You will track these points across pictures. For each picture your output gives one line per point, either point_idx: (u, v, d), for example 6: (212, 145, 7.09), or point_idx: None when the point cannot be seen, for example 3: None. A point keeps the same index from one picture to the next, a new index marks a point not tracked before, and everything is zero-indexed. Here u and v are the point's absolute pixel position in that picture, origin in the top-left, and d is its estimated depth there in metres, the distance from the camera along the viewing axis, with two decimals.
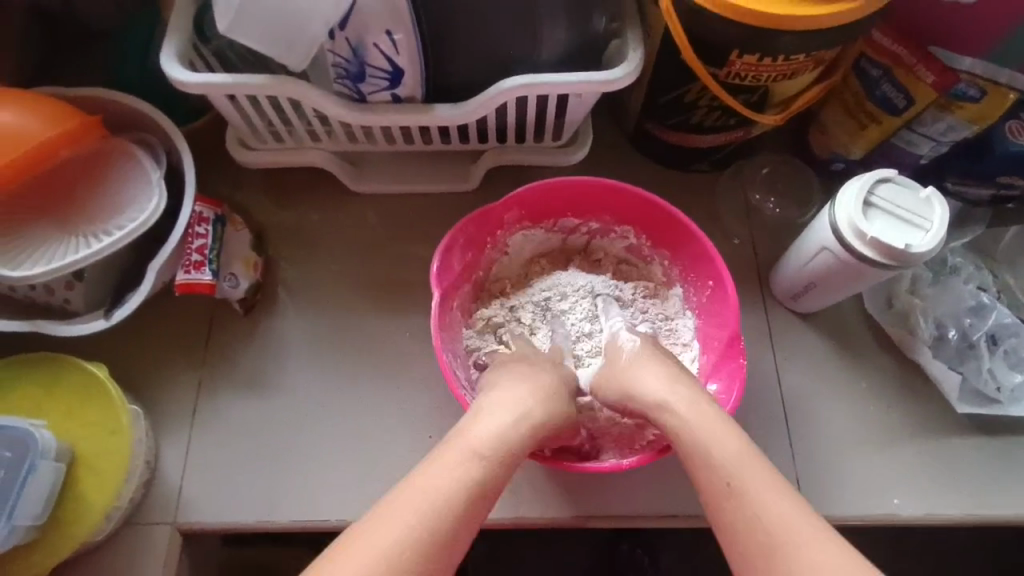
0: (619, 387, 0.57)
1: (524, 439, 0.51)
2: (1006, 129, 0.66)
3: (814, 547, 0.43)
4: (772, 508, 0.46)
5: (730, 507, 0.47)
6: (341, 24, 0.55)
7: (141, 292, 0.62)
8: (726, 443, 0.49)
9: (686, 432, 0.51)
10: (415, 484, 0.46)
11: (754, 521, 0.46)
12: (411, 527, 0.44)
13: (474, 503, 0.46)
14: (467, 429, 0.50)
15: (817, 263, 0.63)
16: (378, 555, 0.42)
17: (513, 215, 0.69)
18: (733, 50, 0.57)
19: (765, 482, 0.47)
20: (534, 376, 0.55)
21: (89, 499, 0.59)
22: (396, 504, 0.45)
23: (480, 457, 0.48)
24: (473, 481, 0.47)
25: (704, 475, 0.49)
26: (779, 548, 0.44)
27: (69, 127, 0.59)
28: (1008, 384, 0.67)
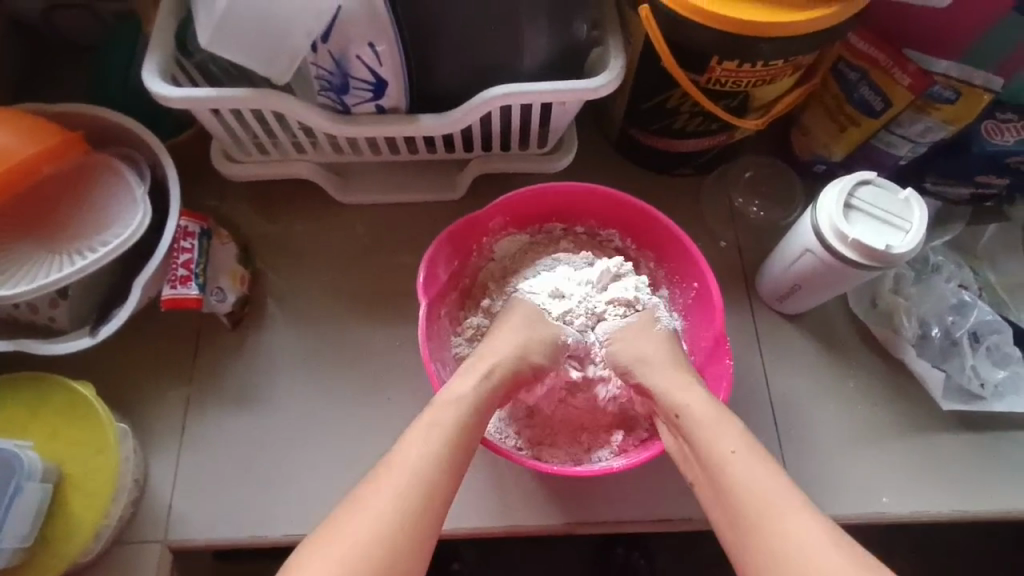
0: (632, 353, 0.60)
1: (487, 399, 0.55)
2: (984, 130, 0.68)
3: (798, 514, 0.46)
4: (760, 477, 0.49)
5: (723, 473, 0.50)
6: (324, 36, 0.55)
7: (127, 308, 0.61)
8: (727, 439, 0.51)
9: (690, 412, 0.54)
10: (398, 456, 0.50)
11: (743, 488, 0.48)
12: (397, 493, 0.47)
13: (448, 464, 0.50)
14: (443, 398, 0.54)
15: (801, 264, 0.64)
16: (373, 521, 0.46)
17: (498, 222, 0.69)
18: (713, 57, 0.57)
19: (761, 457, 0.50)
20: (497, 343, 0.59)
21: (76, 519, 0.59)
22: (389, 475, 0.49)
23: (446, 421, 0.52)
24: (444, 446, 0.51)
25: (701, 445, 0.52)
26: (763, 513, 0.47)
27: (51, 144, 0.59)
28: (991, 380, 0.68)
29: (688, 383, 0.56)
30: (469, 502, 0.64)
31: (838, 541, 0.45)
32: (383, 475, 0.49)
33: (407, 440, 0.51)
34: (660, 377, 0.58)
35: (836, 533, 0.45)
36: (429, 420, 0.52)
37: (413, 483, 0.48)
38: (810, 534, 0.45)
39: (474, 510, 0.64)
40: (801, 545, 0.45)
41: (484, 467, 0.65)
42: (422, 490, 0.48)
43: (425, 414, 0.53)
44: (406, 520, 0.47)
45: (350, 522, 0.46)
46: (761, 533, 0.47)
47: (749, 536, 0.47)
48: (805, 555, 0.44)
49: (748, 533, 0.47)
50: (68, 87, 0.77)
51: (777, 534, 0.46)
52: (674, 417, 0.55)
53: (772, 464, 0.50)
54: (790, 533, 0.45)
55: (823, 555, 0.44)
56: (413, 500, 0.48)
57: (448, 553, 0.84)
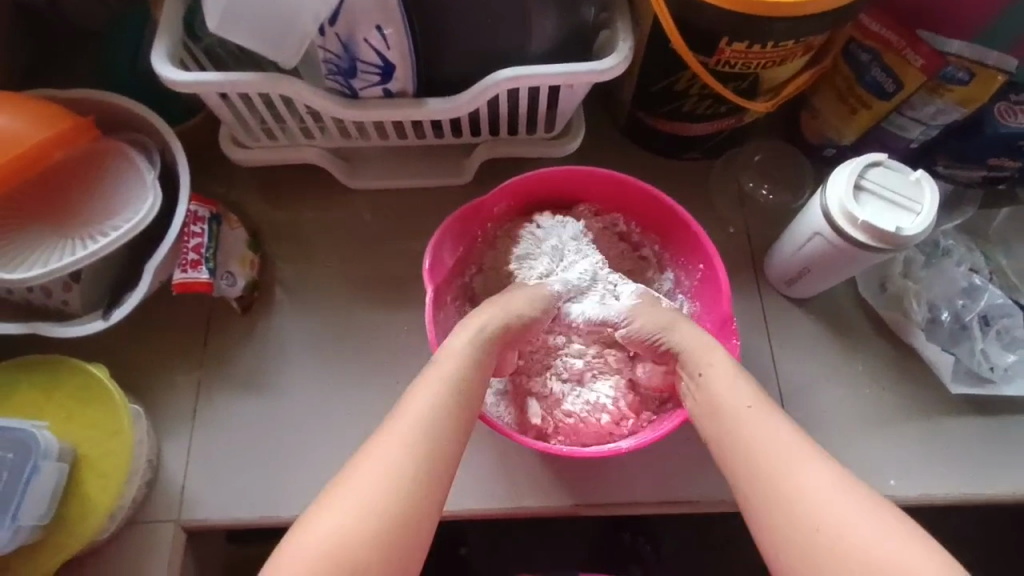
0: (655, 318, 0.59)
1: (483, 361, 0.55)
2: (996, 112, 0.67)
3: (810, 465, 0.48)
4: (774, 430, 0.50)
5: (738, 426, 0.51)
6: (332, 19, 0.55)
7: (139, 292, 0.62)
8: (742, 394, 0.53)
9: (709, 371, 0.55)
10: (407, 410, 0.51)
11: (759, 441, 0.50)
12: (405, 457, 0.48)
13: (453, 421, 0.51)
14: (443, 356, 0.55)
15: (812, 247, 0.63)
16: (382, 476, 0.48)
17: (502, 207, 0.69)
18: (723, 38, 0.57)
19: (775, 422, 0.51)
20: (504, 304, 0.58)
21: (92, 498, 0.60)
22: (394, 433, 0.50)
23: (453, 376, 0.53)
24: (452, 401, 0.52)
25: (716, 400, 0.53)
26: (779, 463, 0.49)
27: (61, 129, 0.59)
28: (1001, 363, 0.68)
29: (711, 345, 0.57)
30: (477, 484, 0.65)
31: (848, 491, 0.47)
32: (391, 429, 0.50)
33: (415, 394, 0.52)
34: (688, 339, 0.57)
35: (847, 483, 0.47)
36: (432, 374, 0.53)
37: (421, 437, 0.50)
38: (823, 484, 0.47)
39: (481, 492, 0.65)
40: (807, 504, 0.47)
41: (491, 450, 0.66)
42: (430, 448, 0.49)
43: (429, 370, 0.54)
44: (412, 477, 0.48)
45: (360, 475, 0.48)
46: (775, 482, 0.48)
47: (761, 485, 0.49)
48: (817, 504, 0.46)
49: (760, 482, 0.49)
50: (77, 74, 0.77)
51: (791, 482, 0.48)
52: (695, 375, 0.56)
53: (786, 420, 0.51)
54: (802, 483, 0.47)
55: (834, 504, 0.46)
56: (419, 460, 0.49)
57: (455, 537, 0.85)
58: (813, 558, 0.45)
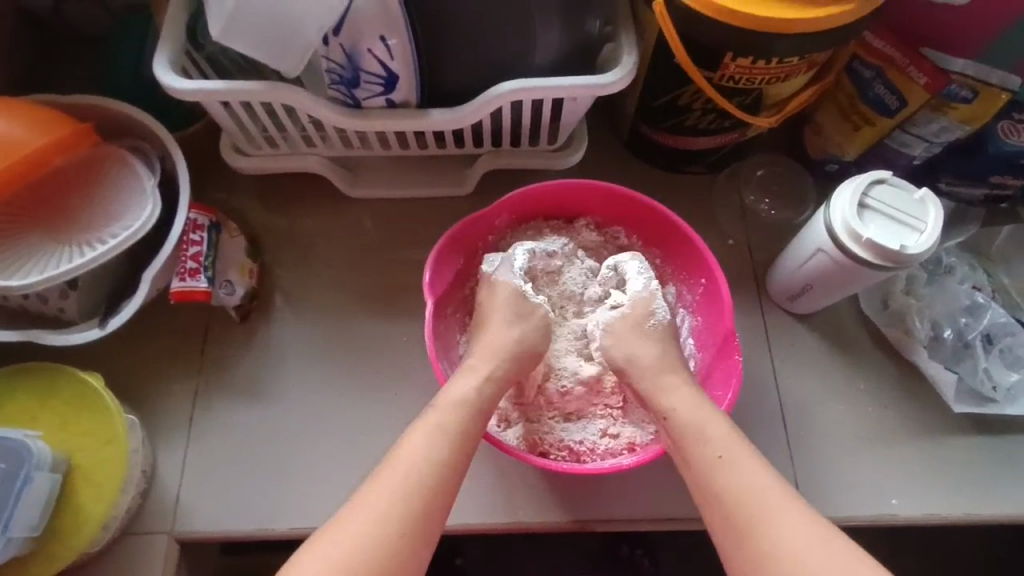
0: (622, 352, 0.60)
1: (489, 399, 0.56)
2: (1000, 129, 0.67)
3: (782, 516, 0.49)
4: (746, 480, 0.51)
5: (710, 477, 0.52)
6: (336, 29, 0.55)
7: (137, 300, 0.61)
8: (715, 440, 0.53)
9: (678, 418, 0.55)
10: (401, 455, 0.51)
11: (731, 492, 0.51)
12: (397, 496, 0.49)
13: (447, 471, 0.51)
14: (446, 398, 0.55)
15: (814, 263, 0.63)
16: (372, 523, 0.48)
17: (504, 219, 0.69)
18: (727, 53, 0.57)
19: (750, 468, 0.52)
20: (496, 333, 0.60)
21: (85, 510, 0.59)
22: (387, 480, 0.50)
23: (450, 421, 0.53)
24: (445, 448, 0.52)
25: (688, 445, 0.54)
26: (752, 515, 0.49)
27: (61, 135, 0.58)
28: (1003, 383, 0.68)
29: (676, 386, 0.57)
30: (476, 497, 0.64)
31: (824, 541, 0.48)
32: (382, 475, 0.51)
33: (409, 438, 0.53)
34: (650, 381, 0.58)
35: (822, 532, 0.48)
36: (431, 420, 0.53)
37: (416, 487, 0.50)
38: (798, 536, 0.48)
39: (480, 506, 0.64)
40: (782, 552, 0.48)
41: (489, 462, 0.65)
42: (422, 495, 0.50)
43: (428, 415, 0.54)
44: (403, 523, 0.48)
45: (349, 528, 0.48)
46: (750, 536, 0.49)
47: (736, 537, 0.50)
48: (793, 559, 0.47)
49: (734, 534, 0.50)
50: (79, 80, 0.77)
51: (765, 535, 0.48)
52: (663, 419, 0.56)
53: (761, 466, 0.52)
54: (775, 536, 0.48)
55: (807, 558, 0.47)
56: (414, 506, 0.49)
57: (452, 548, 0.85)
58: None
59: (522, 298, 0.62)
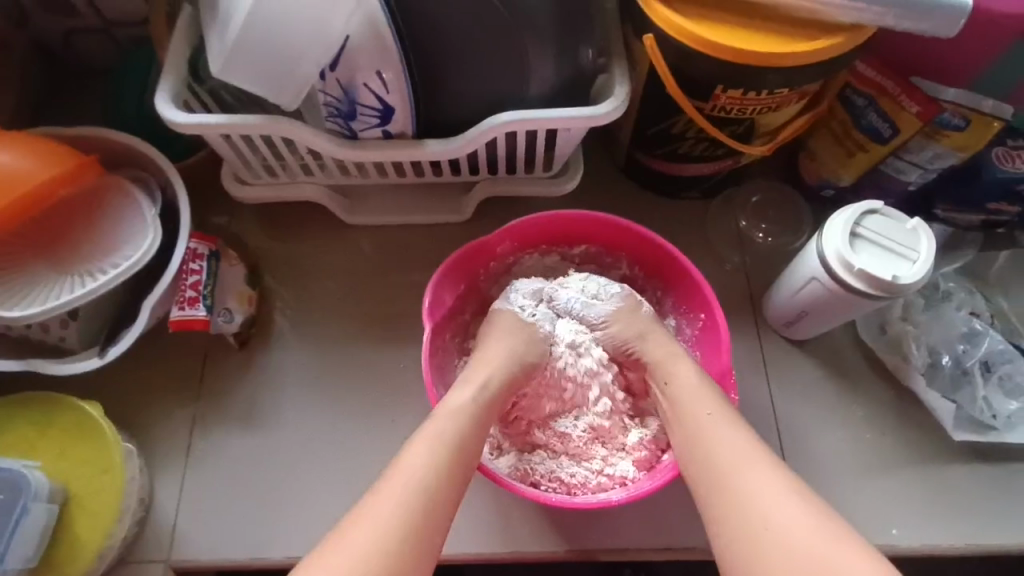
0: (630, 332, 0.63)
1: (484, 407, 0.57)
2: (994, 156, 0.66)
3: (754, 473, 0.50)
4: (727, 436, 0.53)
5: (692, 436, 0.55)
6: (333, 65, 0.56)
7: (137, 329, 0.62)
8: (706, 403, 0.56)
9: (679, 381, 0.58)
10: (403, 466, 0.52)
11: (710, 450, 0.53)
12: (397, 508, 0.49)
13: (446, 484, 0.52)
14: (442, 410, 0.56)
15: (808, 291, 0.63)
16: (377, 535, 0.48)
17: (506, 246, 0.69)
18: (718, 86, 0.57)
19: (732, 426, 0.54)
20: (495, 348, 0.61)
21: (81, 539, 0.59)
22: (388, 493, 0.50)
23: (449, 432, 0.54)
24: (444, 454, 0.53)
25: (681, 405, 0.57)
26: (727, 470, 0.51)
27: (64, 168, 0.60)
28: (1004, 411, 0.67)
29: (676, 354, 0.61)
30: (473, 527, 0.64)
31: (794, 494, 0.49)
32: (383, 489, 0.50)
33: (411, 448, 0.53)
34: (654, 355, 0.61)
35: (793, 488, 0.49)
36: (430, 431, 0.54)
37: (416, 496, 0.50)
38: (767, 488, 0.49)
39: (476, 536, 0.64)
40: (750, 499, 0.49)
41: (485, 491, 0.65)
42: (428, 505, 0.50)
43: (427, 426, 0.55)
44: (409, 535, 0.48)
45: (350, 542, 0.47)
46: (721, 489, 0.51)
47: (712, 490, 0.51)
48: (761, 506, 0.49)
49: (709, 488, 0.52)
50: (84, 111, 0.79)
51: (735, 488, 0.50)
52: (664, 383, 0.59)
53: (743, 429, 0.54)
54: (745, 490, 0.50)
55: (774, 511, 0.48)
56: (415, 515, 0.49)
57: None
58: (753, 553, 0.47)
59: (523, 325, 0.63)
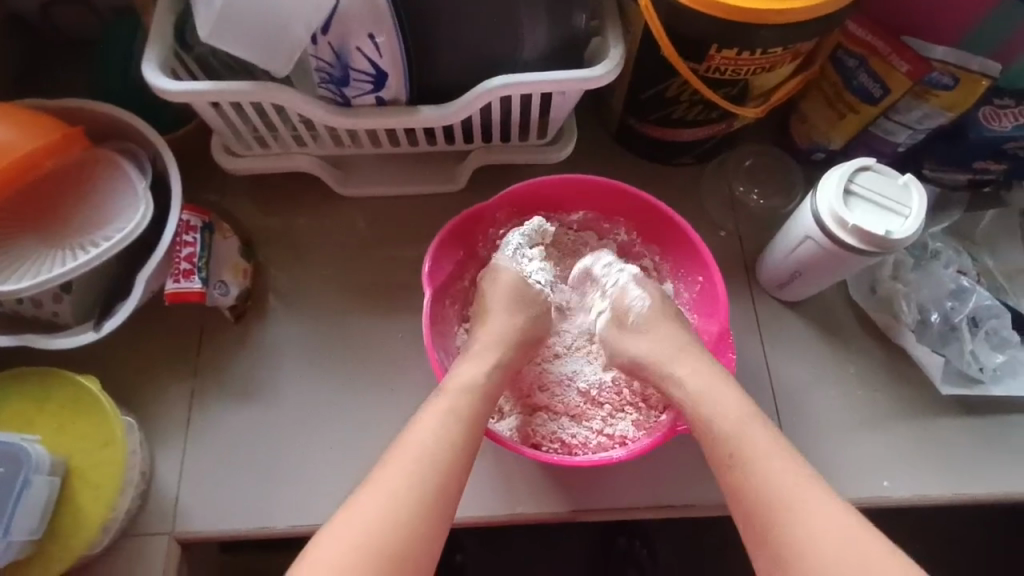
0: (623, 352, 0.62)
1: (494, 382, 0.58)
2: (980, 116, 0.68)
3: (804, 516, 0.49)
4: (763, 477, 0.51)
5: (732, 479, 0.52)
6: (323, 28, 0.55)
7: (131, 303, 0.62)
8: (733, 438, 0.53)
9: (695, 412, 0.56)
10: (412, 437, 0.52)
11: (757, 489, 0.51)
12: (406, 481, 0.49)
13: (456, 452, 0.52)
14: (452, 384, 0.56)
15: (802, 251, 0.64)
16: (386, 510, 0.48)
17: (505, 213, 0.69)
18: (712, 45, 0.57)
19: (766, 463, 0.51)
20: (494, 325, 0.61)
21: (83, 513, 0.59)
22: (396, 464, 0.51)
23: (459, 407, 0.54)
24: (457, 426, 0.53)
25: (707, 445, 0.55)
26: (771, 522, 0.49)
27: (48, 140, 0.58)
28: (990, 364, 0.69)
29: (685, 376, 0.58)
30: (476, 491, 0.65)
31: (845, 538, 0.47)
32: (394, 459, 0.51)
33: (421, 421, 0.53)
34: (662, 372, 0.59)
35: (842, 529, 0.48)
36: (442, 405, 0.54)
37: (423, 466, 0.50)
38: (815, 534, 0.48)
39: (479, 500, 0.65)
40: (801, 551, 0.48)
41: (488, 455, 0.66)
42: (438, 477, 0.50)
43: (438, 399, 0.55)
44: (419, 508, 0.49)
45: (359, 517, 0.48)
46: (770, 539, 0.49)
47: (759, 540, 0.50)
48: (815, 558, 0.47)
49: (760, 537, 0.50)
50: (67, 83, 0.77)
51: (787, 533, 0.49)
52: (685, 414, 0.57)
53: (783, 463, 0.51)
54: (796, 539, 0.48)
55: (834, 560, 0.47)
56: (425, 490, 0.49)
57: (453, 544, 0.85)
58: None
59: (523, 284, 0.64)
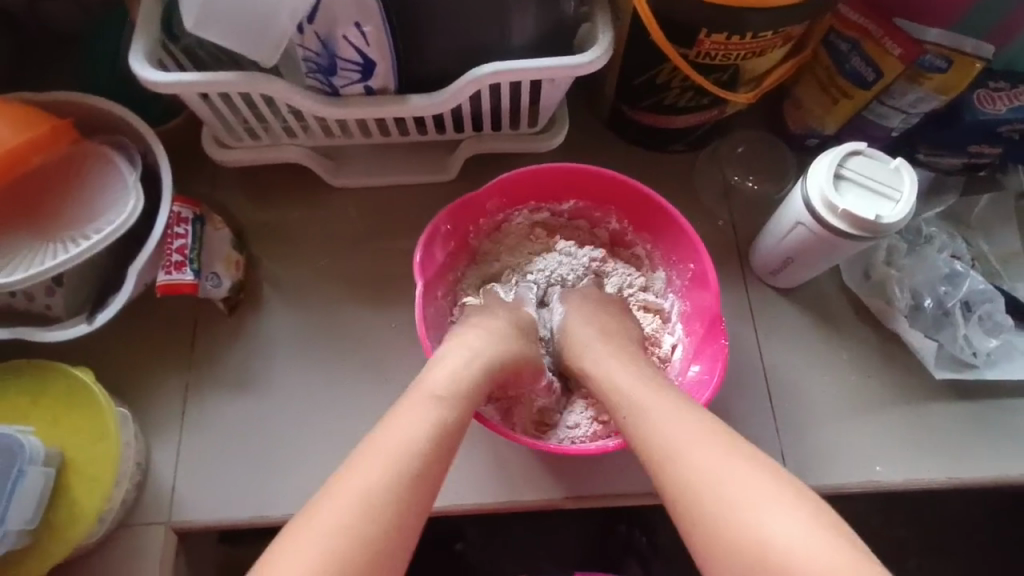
0: (565, 339, 0.62)
1: (477, 385, 0.55)
2: (975, 98, 0.67)
3: (751, 501, 0.44)
4: (700, 463, 0.46)
5: (668, 473, 0.47)
6: (310, 17, 0.55)
7: (123, 295, 0.62)
8: (666, 425, 0.49)
9: (626, 405, 0.52)
10: (389, 431, 0.49)
11: (695, 478, 0.46)
12: (378, 486, 0.45)
13: (435, 454, 0.48)
14: (428, 378, 0.53)
15: (794, 237, 0.64)
16: (354, 512, 0.44)
17: (494, 203, 0.69)
18: (701, 30, 0.57)
19: (699, 449, 0.47)
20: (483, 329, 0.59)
21: (80, 503, 0.59)
22: (367, 463, 0.47)
23: (446, 408, 0.51)
24: (439, 425, 0.50)
25: (642, 441, 0.50)
26: (718, 513, 0.44)
27: (40, 133, 0.60)
28: (984, 349, 0.68)
29: (624, 363, 0.56)
30: (471, 478, 0.65)
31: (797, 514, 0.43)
32: (364, 455, 0.47)
33: (396, 417, 0.50)
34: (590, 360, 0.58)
35: (794, 504, 0.43)
36: (419, 402, 0.51)
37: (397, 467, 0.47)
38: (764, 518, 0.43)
39: (473, 488, 0.65)
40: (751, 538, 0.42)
41: (481, 444, 0.66)
42: (411, 480, 0.47)
43: (412, 395, 0.52)
44: (391, 513, 0.45)
45: (326, 518, 0.44)
46: (716, 530, 0.44)
47: (706, 537, 0.44)
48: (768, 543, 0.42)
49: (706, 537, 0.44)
50: (58, 77, 0.77)
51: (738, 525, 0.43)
52: (623, 415, 0.52)
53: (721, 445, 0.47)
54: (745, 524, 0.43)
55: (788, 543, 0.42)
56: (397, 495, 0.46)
57: (452, 533, 0.86)
58: None
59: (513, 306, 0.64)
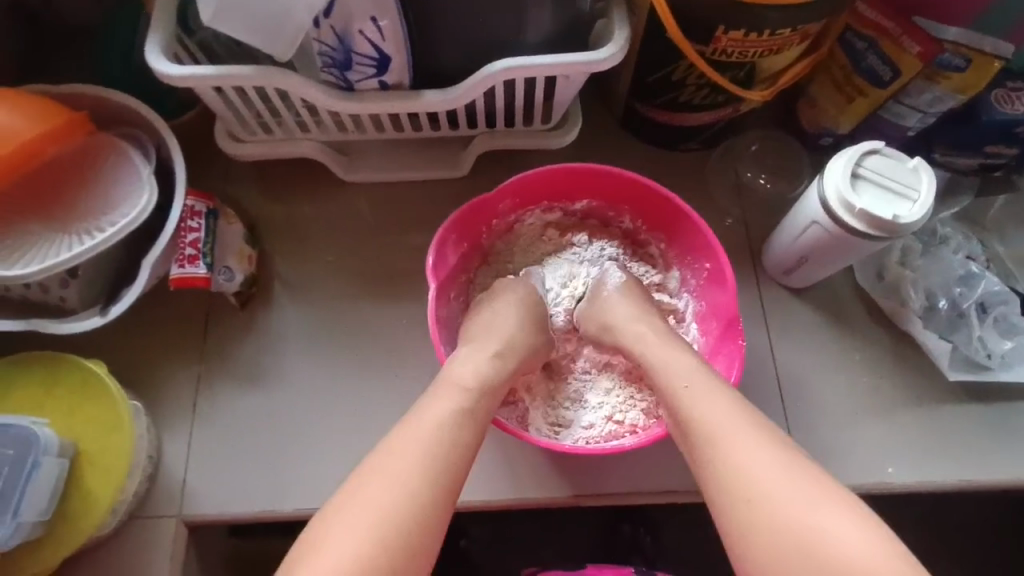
0: (601, 319, 0.64)
1: (498, 377, 0.58)
2: (992, 98, 0.66)
3: (789, 494, 0.47)
4: (743, 455, 0.49)
5: (712, 460, 0.51)
6: (326, 11, 0.55)
7: (137, 288, 0.62)
8: (711, 414, 0.52)
9: (676, 389, 0.55)
10: (417, 423, 0.52)
11: (740, 468, 0.49)
12: (401, 480, 0.49)
13: (458, 449, 0.51)
14: (453, 375, 0.57)
15: (809, 236, 0.63)
16: (384, 502, 0.47)
17: (507, 204, 0.69)
18: (719, 26, 0.57)
19: (743, 441, 0.50)
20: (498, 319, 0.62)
21: (93, 494, 0.60)
22: (394, 457, 0.50)
23: (468, 402, 0.54)
24: (462, 422, 0.53)
25: (689, 426, 0.53)
26: (759, 500, 0.47)
27: (56, 124, 0.59)
28: (998, 351, 0.68)
29: (668, 346, 0.59)
30: (480, 475, 0.65)
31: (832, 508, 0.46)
32: (392, 446, 0.51)
33: (424, 408, 0.53)
34: (630, 337, 0.61)
35: (830, 499, 0.47)
36: (442, 397, 0.54)
37: (422, 461, 0.50)
38: (797, 511, 0.46)
39: (483, 484, 0.65)
40: (786, 527, 0.46)
41: (492, 441, 0.66)
42: (436, 473, 0.50)
43: (438, 390, 0.55)
44: (418, 504, 0.48)
45: (360, 504, 0.48)
46: (751, 518, 0.47)
47: (742, 523, 0.48)
48: (803, 531, 0.45)
49: (742, 523, 0.48)
50: (71, 69, 0.77)
51: (774, 515, 0.47)
52: (682, 388, 0.55)
53: (764, 439, 0.50)
54: (780, 515, 0.46)
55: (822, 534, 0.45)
56: (422, 488, 0.49)
57: (458, 530, 0.86)
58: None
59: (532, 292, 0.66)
